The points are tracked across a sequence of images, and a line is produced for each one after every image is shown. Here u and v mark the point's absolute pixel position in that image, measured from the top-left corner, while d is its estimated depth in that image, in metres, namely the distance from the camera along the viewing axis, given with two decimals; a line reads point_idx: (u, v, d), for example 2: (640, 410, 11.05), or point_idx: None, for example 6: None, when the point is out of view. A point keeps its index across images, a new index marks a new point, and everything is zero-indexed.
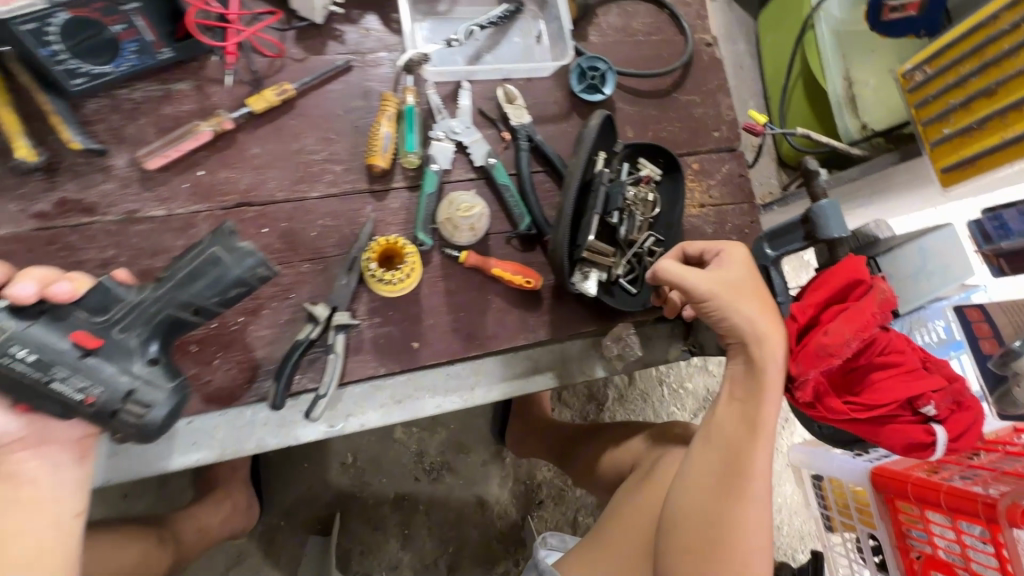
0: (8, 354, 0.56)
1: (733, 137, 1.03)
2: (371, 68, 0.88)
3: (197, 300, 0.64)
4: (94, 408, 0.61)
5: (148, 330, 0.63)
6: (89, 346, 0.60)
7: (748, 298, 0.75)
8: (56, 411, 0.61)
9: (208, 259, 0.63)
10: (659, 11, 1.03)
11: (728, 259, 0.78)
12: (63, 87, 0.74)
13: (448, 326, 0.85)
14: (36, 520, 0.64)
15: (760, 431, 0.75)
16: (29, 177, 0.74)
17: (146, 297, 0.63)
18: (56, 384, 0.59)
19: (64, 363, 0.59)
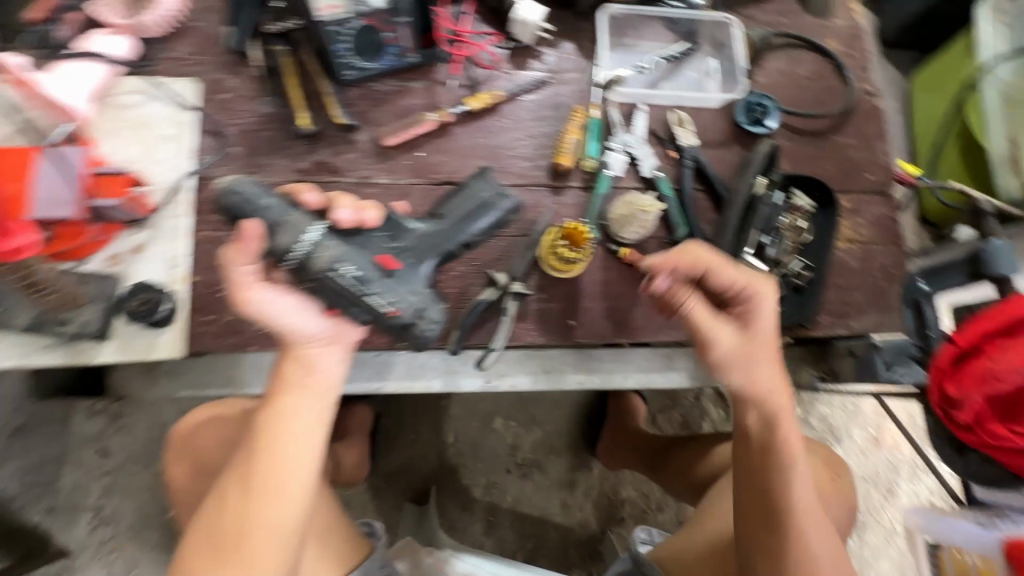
0: (339, 268, 0.69)
1: (886, 182, 1.07)
2: (564, 85, 1.03)
3: (468, 236, 0.82)
4: (393, 321, 0.73)
5: (429, 254, 0.79)
6: (390, 267, 0.74)
7: (762, 352, 0.80)
8: (362, 318, 0.73)
9: (482, 202, 0.83)
10: (823, 60, 1.11)
11: (757, 317, 0.80)
12: (338, 76, 0.94)
13: (601, 312, 0.95)
14: (313, 405, 0.73)
15: (785, 455, 0.80)
16: (299, 141, 0.94)
17: (432, 231, 0.80)
18: (372, 295, 0.71)
19: (377, 278, 0.72)
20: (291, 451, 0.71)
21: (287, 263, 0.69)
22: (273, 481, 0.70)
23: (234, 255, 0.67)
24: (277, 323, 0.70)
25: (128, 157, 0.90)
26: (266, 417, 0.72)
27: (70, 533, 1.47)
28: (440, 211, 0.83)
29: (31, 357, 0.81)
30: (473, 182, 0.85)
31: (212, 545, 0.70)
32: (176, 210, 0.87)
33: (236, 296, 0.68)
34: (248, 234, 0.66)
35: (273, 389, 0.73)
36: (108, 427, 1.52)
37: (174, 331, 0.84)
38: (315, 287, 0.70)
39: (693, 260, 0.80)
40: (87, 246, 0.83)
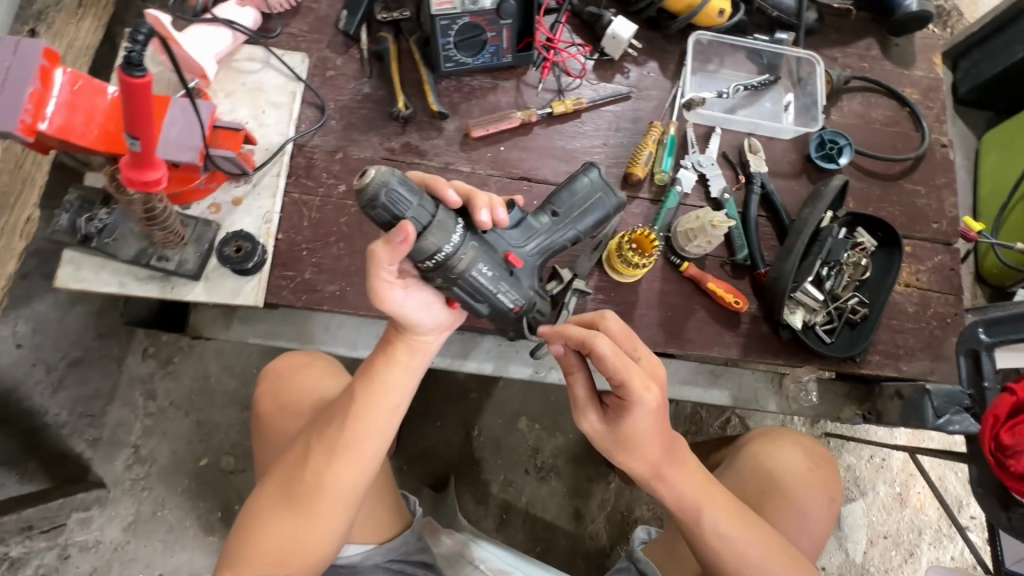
0: (476, 270, 0.72)
1: (952, 233, 1.07)
2: (644, 101, 1.07)
3: (580, 234, 0.85)
4: (514, 315, 0.79)
5: (545, 249, 0.82)
6: (515, 265, 0.77)
7: (633, 443, 0.78)
8: (483, 313, 0.77)
9: (596, 203, 0.85)
10: (900, 107, 1.13)
11: (627, 415, 0.77)
12: (438, 66, 1.01)
13: (654, 319, 0.98)
14: (403, 382, 0.79)
15: (686, 510, 0.81)
16: (392, 122, 1.01)
17: (550, 228, 0.82)
18: (500, 294, 0.75)
19: (506, 278, 0.75)
20: (382, 422, 0.77)
21: (427, 263, 0.69)
22: (356, 448, 0.76)
23: (382, 257, 0.66)
24: (403, 313, 0.74)
25: (237, 117, 0.98)
26: (363, 388, 0.77)
27: (107, 468, 1.37)
28: (554, 207, 0.84)
29: (128, 287, 0.89)
30: (587, 178, 0.86)
31: (288, 494, 0.76)
32: (275, 171, 0.95)
33: (374, 292, 0.70)
34: (405, 238, 0.64)
35: (373, 363, 0.79)
36: (157, 371, 1.42)
37: (257, 281, 0.91)
38: (449, 285, 0.72)
39: (579, 341, 0.74)
40: (193, 192, 0.90)
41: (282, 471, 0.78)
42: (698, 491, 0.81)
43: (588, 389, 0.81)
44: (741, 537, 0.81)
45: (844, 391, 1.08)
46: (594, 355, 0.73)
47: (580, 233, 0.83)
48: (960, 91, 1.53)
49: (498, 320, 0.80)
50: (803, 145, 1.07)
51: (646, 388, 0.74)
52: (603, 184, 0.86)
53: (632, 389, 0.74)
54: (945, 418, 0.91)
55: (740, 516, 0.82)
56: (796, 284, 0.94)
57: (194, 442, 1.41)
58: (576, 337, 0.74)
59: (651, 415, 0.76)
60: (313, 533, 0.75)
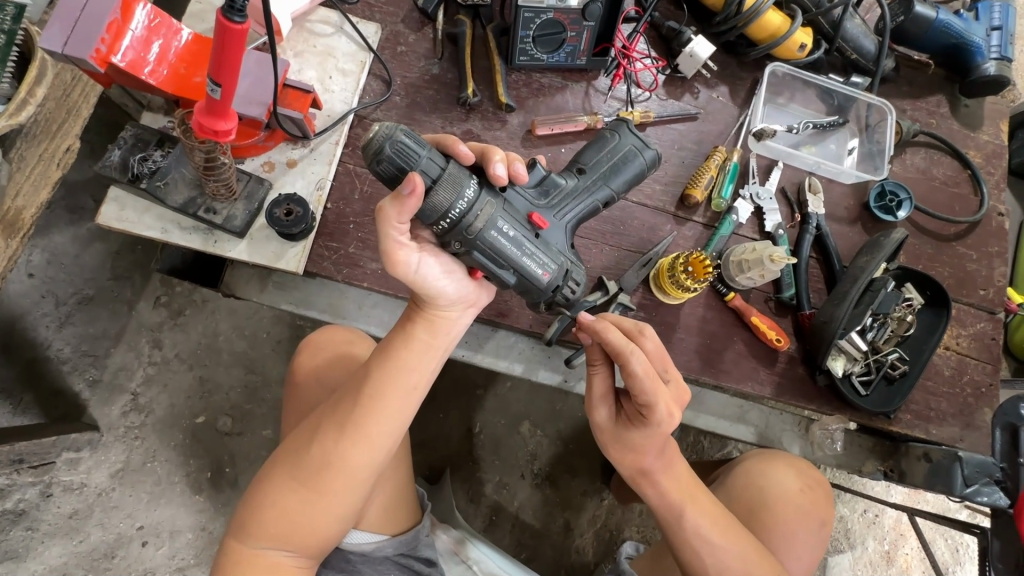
0: (496, 229, 0.69)
1: (998, 302, 1.06)
2: (711, 125, 1.06)
3: (611, 194, 0.81)
4: (544, 283, 0.74)
5: (574, 208, 0.78)
6: (541, 226, 0.74)
7: (634, 448, 0.79)
8: (510, 282, 0.73)
9: (624, 159, 0.81)
10: (962, 168, 1.11)
11: (637, 426, 0.77)
12: (511, 58, 0.99)
13: (692, 344, 0.97)
14: (424, 365, 0.76)
15: (668, 513, 0.80)
16: (456, 107, 0.99)
17: (579, 186, 0.79)
18: (526, 257, 0.72)
19: (530, 239, 0.72)
20: (398, 405, 0.73)
21: (441, 223, 0.67)
22: (369, 428, 0.72)
23: (392, 214, 0.64)
24: (425, 281, 0.71)
25: (303, 78, 0.96)
26: (381, 367, 0.74)
27: (103, 412, 1.33)
28: (582, 164, 0.81)
29: (169, 233, 0.86)
30: (618, 135, 0.83)
31: (295, 471, 0.71)
32: (334, 139, 0.93)
33: (388, 252, 0.68)
34: (413, 188, 0.61)
35: (394, 342, 0.75)
36: (167, 322, 1.38)
37: (301, 247, 0.88)
38: (468, 249, 0.70)
39: (615, 353, 0.72)
40: (250, 147, 0.89)
41: (291, 446, 0.73)
42: (682, 492, 0.80)
43: (606, 386, 0.80)
44: (719, 546, 0.78)
45: (869, 445, 1.07)
46: (624, 369, 0.72)
47: (614, 192, 0.79)
48: (1012, 161, 1.51)
49: (529, 290, 0.76)
50: (863, 192, 1.06)
51: (665, 413, 0.74)
52: (636, 139, 0.83)
53: (654, 410, 0.74)
54: (973, 487, 0.91)
55: (717, 523, 0.79)
56: (844, 331, 0.92)
57: (194, 398, 1.38)
58: (615, 345, 0.71)
59: (660, 436, 0.76)
60: (320, 514, 0.71)
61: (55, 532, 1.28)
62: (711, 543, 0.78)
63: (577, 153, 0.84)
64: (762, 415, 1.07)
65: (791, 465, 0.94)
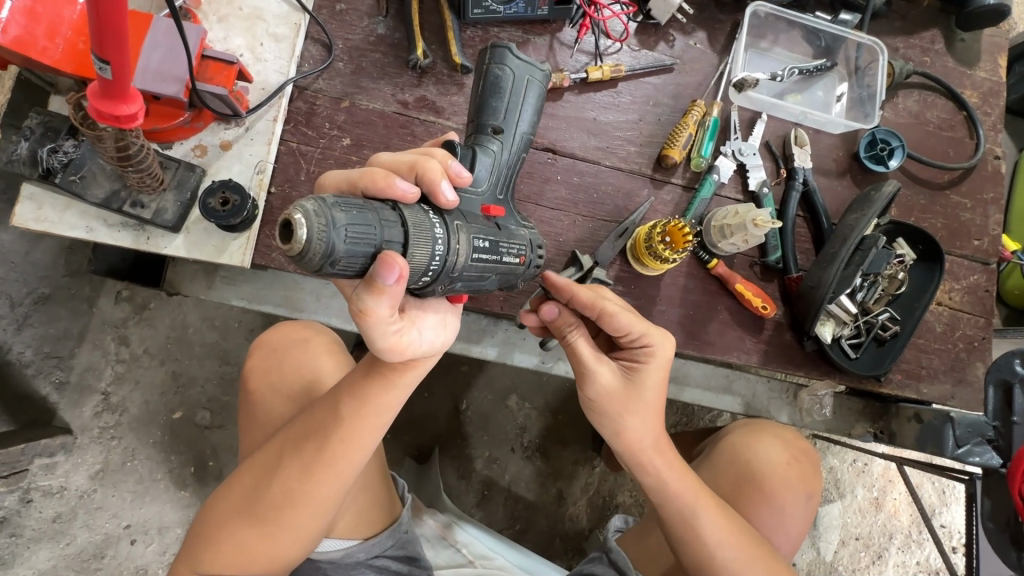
0: (475, 252, 0.59)
1: (992, 252, 1.01)
2: (688, 76, 0.97)
3: (528, 134, 0.75)
4: (524, 268, 0.68)
5: (512, 171, 0.73)
6: (497, 215, 0.67)
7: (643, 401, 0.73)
8: (493, 287, 0.66)
9: (525, 91, 0.73)
10: (957, 110, 1.04)
11: (644, 366, 0.73)
12: (465, 12, 0.89)
13: (675, 317, 0.91)
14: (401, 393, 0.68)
15: (675, 503, 0.73)
16: (407, 71, 0.90)
17: (505, 148, 0.72)
18: (505, 257, 0.64)
19: (496, 233, 0.64)
20: (367, 440, 0.67)
21: (421, 279, 0.56)
22: (336, 465, 0.65)
23: (383, 309, 0.52)
24: (429, 348, 0.63)
25: (230, 47, 0.85)
26: (351, 407, 0.66)
27: (74, 414, 1.27)
28: (493, 122, 0.72)
29: (96, 232, 0.78)
30: (511, 73, 0.72)
31: (253, 501, 0.66)
32: (271, 116, 0.84)
33: (386, 347, 0.58)
34: (398, 273, 0.48)
35: (367, 381, 0.66)
36: (131, 317, 1.31)
37: (245, 239, 0.81)
38: (453, 287, 0.59)
39: (589, 302, 0.72)
40: (175, 130, 0.79)
41: (250, 474, 0.68)
42: (688, 487, 0.74)
43: (594, 345, 0.73)
44: (723, 541, 0.72)
45: (858, 407, 1.04)
46: (603, 313, 0.72)
47: (534, 133, 0.73)
48: (1008, 98, 1.43)
49: (510, 282, 0.68)
50: (851, 141, 0.99)
51: (664, 339, 0.74)
52: (527, 66, 0.74)
53: (652, 342, 0.73)
54: (965, 448, 0.89)
55: (721, 512, 0.74)
56: (833, 295, 0.87)
57: (169, 394, 1.32)
58: (585, 299, 0.73)
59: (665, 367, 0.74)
60: (283, 544, 0.66)
61: (40, 537, 1.23)
62: (721, 537, 0.72)
63: (473, 110, 0.73)
64: (748, 384, 1.03)
65: (779, 444, 0.90)
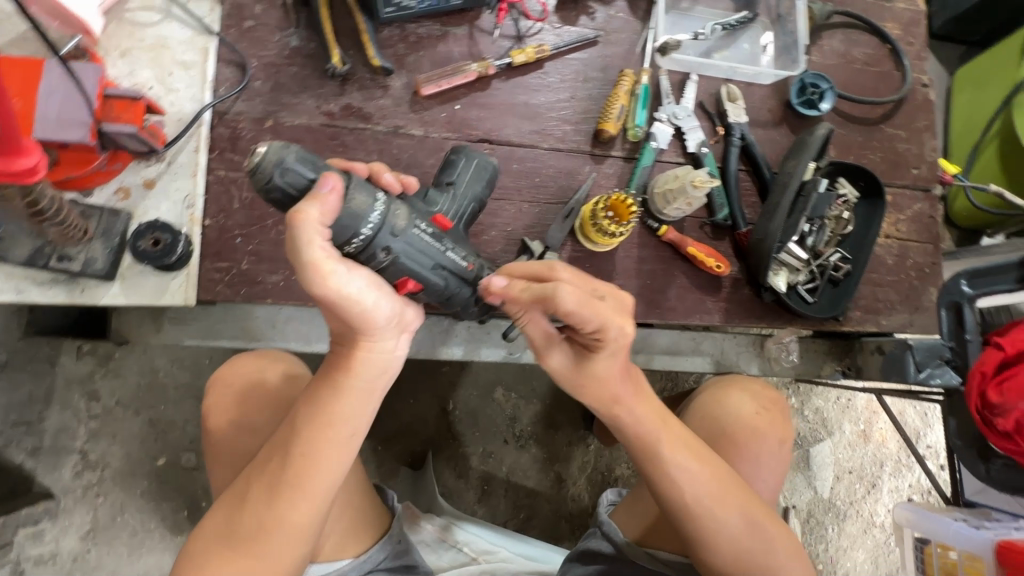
0: (416, 228, 0.64)
1: (932, 178, 1.03)
2: (613, 47, 0.96)
3: (480, 197, 0.78)
4: (471, 274, 0.70)
5: (460, 220, 0.75)
6: (445, 227, 0.70)
7: (599, 375, 0.72)
8: (438, 284, 0.68)
9: (475, 162, 0.78)
10: (881, 44, 1.05)
11: (597, 353, 0.70)
12: (376, 13, 0.87)
13: (634, 289, 0.92)
14: (361, 403, 0.67)
15: (641, 444, 0.75)
16: (328, 82, 0.87)
17: (453, 201, 0.75)
18: (449, 252, 0.67)
19: (445, 235, 0.68)
20: (334, 455, 0.66)
21: (356, 239, 0.60)
22: (306, 485, 0.64)
23: (316, 217, 0.54)
24: (362, 307, 0.57)
25: (138, 81, 0.82)
26: (308, 422, 0.65)
27: (54, 478, 1.24)
28: (447, 181, 0.76)
29: (27, 292, 0.74)
30: (464, 154, 0.78)
31: (228, 534, 0.64)
32: (192, 146, 0.82)
33: (310, 264, 0.53)
34: (333, 184, 0.55)
35: (319, 393, 0.65)
36: (97, 370, 1.27)
37: (185, 276, 0.79)
38: (395, 257, 0.63)
39: (541, 299, 0.62)
40: (92, 176, 0.76)
41: (222, 507, 0.66)
42: (659, 426, 0.74)
43: (542, 330, 0.71)
44: (701, 483, 0.73)
45: (824, 347, 1.07)
46: (556, 310, 0.62)
47: (485, 195, 0.76)
48: (934, 25, 1.47)
49: (458, 288, 0.70)
50: (783, 90, 1.00)
51: (616, 330, 0.65)
52: (482, 154, 0.79)
53: (607, 332, 0.65)
54: (926, 371, 0.88)
55: (696, 452, 0.75)
56: (782, 245, 0.89)
57: (148, 442, 1.28)
58: (536, 293, 0.62)
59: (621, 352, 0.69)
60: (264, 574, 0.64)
61: None
62: (693, 482, 0.73)
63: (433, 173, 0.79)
64: (716, 342, 1.05)
65: (747, 394, 0.92)
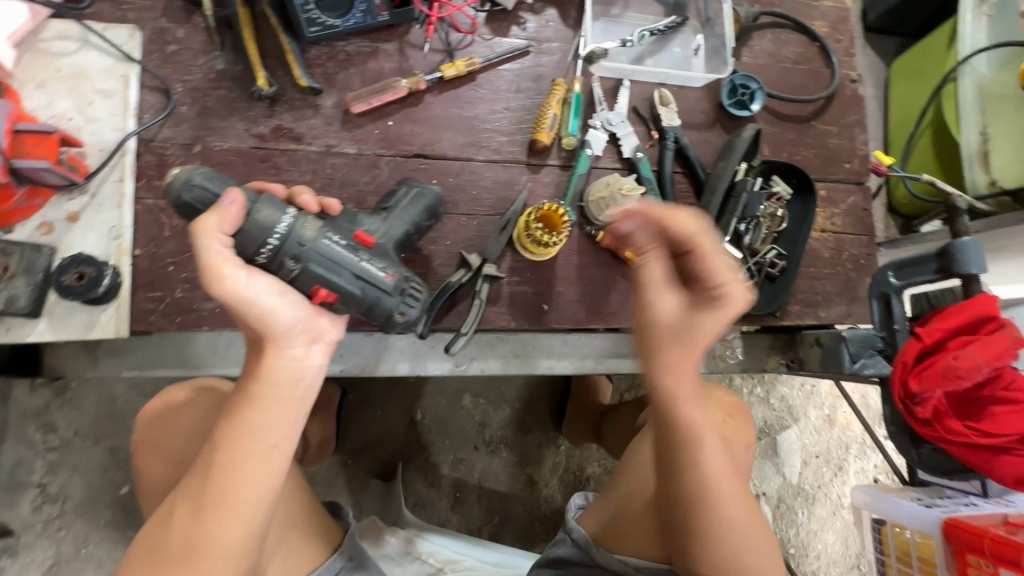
0: (327, 239, 0.68)
1: (864, 172, 1.06)
2: (545, 56, 0.97)
3: (418, 221, 0.80)
4: (391, 285, 0.72)
5: (393, 241, 0.77)
6: (368, 243, 0.73)
7: (696, 335, 0.64)
8: (356, 293, 0.69)
9: (413, 190, 0.82)
10: (810, 42, 1.08)
11: (713, 304, 0.64)
12: (301, 33, 0.86)
13: (576, 295, 0.93)
14: (280, 413, 0.65)
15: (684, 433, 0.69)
16: (256, 104, 0.87)
17: (386, 224, 0.78)
18: (365, 262, 0.70)
19: (362, 248, 0.71)
20: (254, 469, 0.63)
21: (265, 247, 0.66)
22: (226, 501, 0.61)
23: (214, 224, 0.60)
24: (260, 309, 0.62)
25: (57, 112, 0.80)
26: (225, 436, 0.63)
27: (11, 514, 1.21)
28: (384, 208, 0.80)
29: None
30: (406, 185, 0.83)
31: (155, 560, 0.61)
32: (117, 176, 0.80)
33: (209, 268, 0.59)
34: (234, 197, 0.63)
35: (234, 405, 0.64)
36: (52, 401, 1.24)
37: (115, 309, 0.78)
38: (306, 265, 0.67)
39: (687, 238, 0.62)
40: (12, 213, 0.75)
41: (147, 535, 0.64)
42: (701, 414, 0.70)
43: (666, 270, 0.65)
44: (719, 475, 0.71)
45: (768, 342, 1.09)
46: (697, 256, 0.62)
47: (419, 219, 0.79)
48: (869, 18, 1.51)
49: (378, 300, 0.71)
50: (715, 92, 1.01)
51: (735, 300, 0.64)
52: (423, 184, 0.84)
53: (728, 289, 0.64)
54: (860, 362, 0.91)
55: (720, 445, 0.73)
56: (715, 245, 0.91)
57: (110, 471, 1.26)
58: (686, 231, 0.61)
59: (734, 316, 0.65)
60: None
61: None
62: (721, 470, 0.71)
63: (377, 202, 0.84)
64: None
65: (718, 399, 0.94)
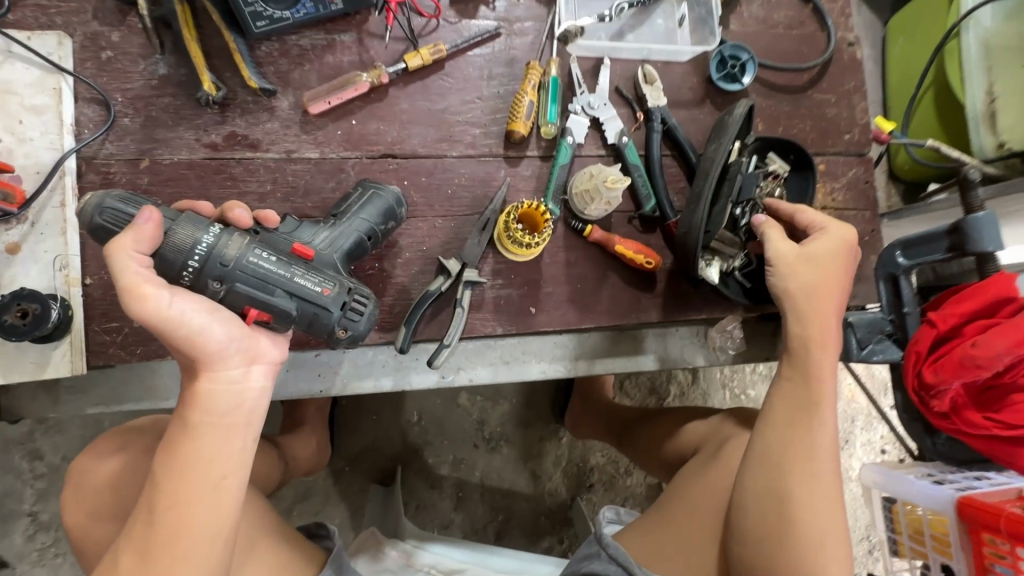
0: (255, 256, 0.63)
1: (865, 142, 0.99)
2: (517, 38, 0.90)
3: (371, 225, 0.72)
4: (329, 300, 0.65)
5: (340, 251, 0.70)
6: (306, 257, 0.67)
7: (821, 263, 0.77)
8: (292, 312, 0.64)
9: (367, 193, 0.74)
10: (803, 4, 1.00)
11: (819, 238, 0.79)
12: (247, 28, 0.79)
13: (566, 294, 0.88)
14: (225, 442, 0.59)
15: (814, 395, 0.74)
16: (205, 110, 0.79)
17: (333, 231, 0.70)
18: (298, 278, 0.64)
19: (297, 262, 0.65)
20: (201, 505, 0.57)
21: (187, 268, 0.61)
22: (178, 541, 0.56)
23: (129, 242, 0.56)
24: (195, 328, 0.56)
25: None
26: (168, 473, 0.57)
27: (4, 545, 1.17)
28: (335, 214, 0.73)
29: None
30: (363, 188, 0.75)
31: None
32: (58, 201, 0.74)
33: (128, 289, 0.54)
34: (151, 214, 0.59)
35: (174, 437, 0.58)
36: (35, 428, 1.20)
37: (68, 345, 0.73)
38: (233, 286, 0.62)
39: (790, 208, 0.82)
40: None
41: None
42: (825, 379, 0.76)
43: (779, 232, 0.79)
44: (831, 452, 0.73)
45: (770, 330, 1.04)
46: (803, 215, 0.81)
47: (372, 225, 0.71)
48: None
49: (316, 315, 0.65)
50: (703, 65, 0.94)
51: (842, 227, 0.79)
52: (384, 187, 0.76)
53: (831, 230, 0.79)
54: (868, 348, 0.88)
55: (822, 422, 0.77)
56: (710, 231, 0.85)
57: None
58: (787, 207, 0.82)
59: (846, 248, 0.79)
60: None
61: None
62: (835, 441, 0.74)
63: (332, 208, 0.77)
64: (659, 339, 1.00)
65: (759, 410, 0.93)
